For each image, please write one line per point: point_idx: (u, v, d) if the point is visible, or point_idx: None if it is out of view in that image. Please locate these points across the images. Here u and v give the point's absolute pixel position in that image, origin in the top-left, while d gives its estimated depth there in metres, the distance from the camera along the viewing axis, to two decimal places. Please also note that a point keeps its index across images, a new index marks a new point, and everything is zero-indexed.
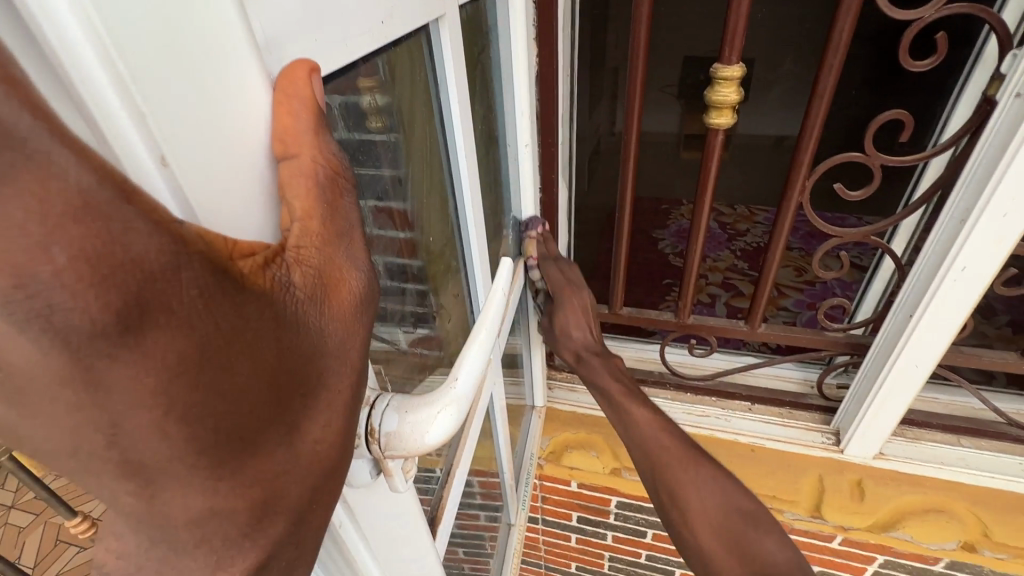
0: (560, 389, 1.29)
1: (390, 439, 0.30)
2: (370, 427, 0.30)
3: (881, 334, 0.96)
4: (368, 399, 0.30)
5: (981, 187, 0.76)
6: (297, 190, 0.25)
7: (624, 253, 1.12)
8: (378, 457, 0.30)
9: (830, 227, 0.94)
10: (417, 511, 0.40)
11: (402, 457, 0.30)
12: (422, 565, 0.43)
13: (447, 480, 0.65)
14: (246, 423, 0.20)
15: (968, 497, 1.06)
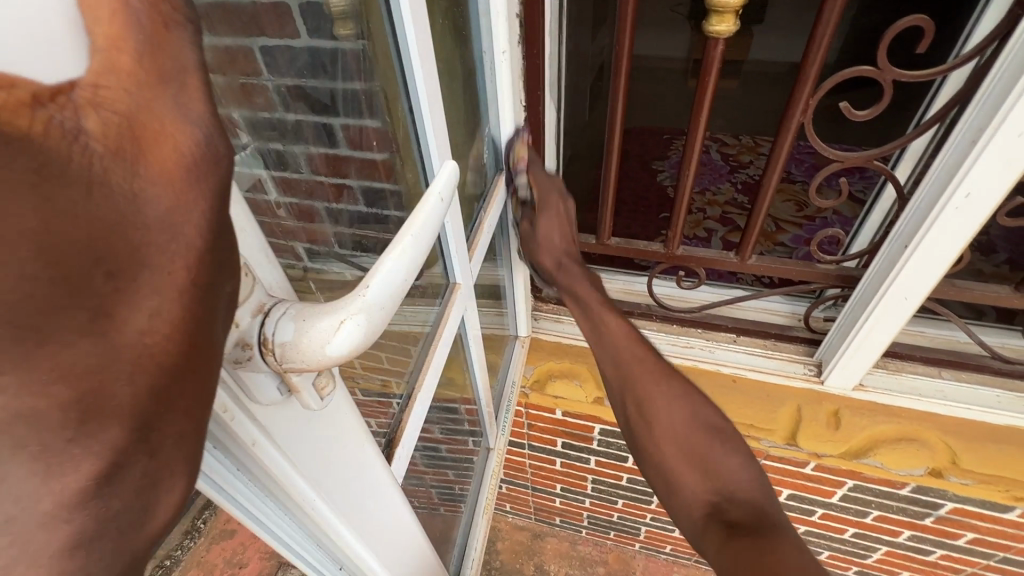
0: (546, 320, 1.28)
1: (287, 351, 0.26)
2: (264, 337, 0.26)
3: (874, 264, 0.92)
4: (260, 306, 0.27)
5: (1006, 94, 0.68)
6: (97, 13, 0.18)
7: (613, 180, 1.06)
8: (275, 369, 0.27)
9: (831, 151, 0.88)
10: (360, 432, 0.40)
11: (303, 370, 0.27)
12: (373, 481, 0.44)
13: (407, 404, 0.69)
14: (12, 305, 0.15)
15: (942, 427, 1.08)
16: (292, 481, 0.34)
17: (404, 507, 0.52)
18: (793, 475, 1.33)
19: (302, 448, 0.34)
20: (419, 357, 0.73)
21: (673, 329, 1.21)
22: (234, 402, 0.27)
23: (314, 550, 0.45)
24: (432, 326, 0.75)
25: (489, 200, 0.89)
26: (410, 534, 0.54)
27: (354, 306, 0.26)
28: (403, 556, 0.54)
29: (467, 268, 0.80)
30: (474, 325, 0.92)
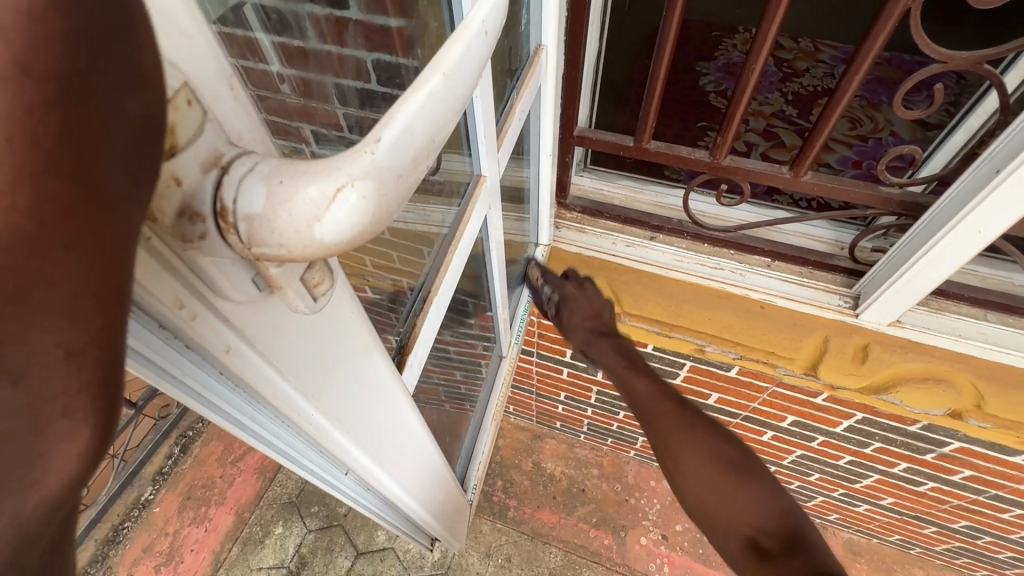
0: (567, 229, 1.20)
1: (253, 226, 0.20)
2: (222, 206, 0.20)
3: (954, 188, 0.81)
4: (219, 157, 0.20)
5: None
6: None
7: (663, 73, 0.91)
8: (241, 252, 0.21)
9: (934, 48, 0.73)
10: (370, 337, 0.37)
11: (277, 259, 0.21)
12: (386, 388, 0.42)
13: (421, 308, 0.65)
14: None
15: (974, 370, 1.03)
16: (283, 393, 0.31)
17: (416, 418, 0.50)
18: (801, 403, 1.33)
19: (282, 347, 0.29)
20: (437, 255, 0.68)
21: (704, 249, 1.13)
22: (195, 288, 0.22)
23: (317, 456, 0.42)
24: (449, 229, 0.69)
25: (523, 79, 0.76)
26: (417, 435, 0.52)
27: (356, 166, 0.19)
28: (411, 458, 0.53)
29: (492, 162, 0.70)
30: (495, 229, 0.85)
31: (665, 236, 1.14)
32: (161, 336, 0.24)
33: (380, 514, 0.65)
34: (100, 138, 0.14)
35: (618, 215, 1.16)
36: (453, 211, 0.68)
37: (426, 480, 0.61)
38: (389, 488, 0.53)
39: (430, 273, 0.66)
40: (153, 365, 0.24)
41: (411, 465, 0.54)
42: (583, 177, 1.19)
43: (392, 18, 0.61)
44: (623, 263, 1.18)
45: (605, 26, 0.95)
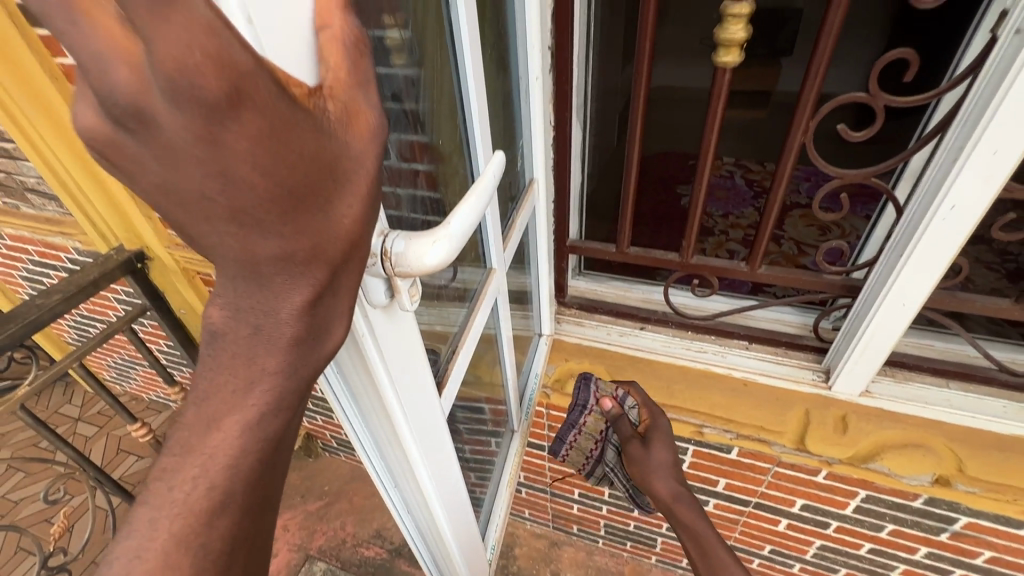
0: (568, 323, 1.39)
1: (399, 257, 0.44)
2: (385, 249, 0.44)
3: (877, 271, 0.99)
4: (383, 234, 0.45)
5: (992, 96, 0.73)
6: (331, 56, 0.33)
7: (632, 192, 1.16)
8: (390, 271, 0.45)
9: (830, 166, 0.97)
10: (425, 365, 0.61)
11: (408, 272, 0.44)
12: (431, 407, 0.65)
13: (452, 356, 0.82)
14: (297, 187, 0.31)
15: (948, 435, 1.12)
16: (385, 393, 0.55)
17: (448, 439, 0.72)
18: (805, 484, 1.37)
19: (387, 344, 0.51)
20: (463, 322, 0.87)
21: (688, 335, 1.30)
22: (367, 299, 0.45)
23: (382, 443, 0.62)
24: (463, 319, 0.87)
25: (521, 202, 1.00)
26: (443, 439, 0.71)
27: (442, 231, 0.43)
28: (441, 460, 0.72)
29: (501, 254, 0.92)
30: (506, 325, 1.06)
31: (652, 325, 1.32)
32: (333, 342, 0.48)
33: (413, 533, 0.80)
34: (375, 203, 0.36)
35: (611, 310, 1.35)
36: (460, 315, 0.86)
37: (451, 494, 0.77)
38: (425, 488, 0.70)
39: (458, 331, 0.85)
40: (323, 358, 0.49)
41: (442, 470, 0.72)
42: (579, 280, 1.41)
43: (420, 165, 0.72)
44: (618, 351, 1.33)
45: (585, 162, 1.25)
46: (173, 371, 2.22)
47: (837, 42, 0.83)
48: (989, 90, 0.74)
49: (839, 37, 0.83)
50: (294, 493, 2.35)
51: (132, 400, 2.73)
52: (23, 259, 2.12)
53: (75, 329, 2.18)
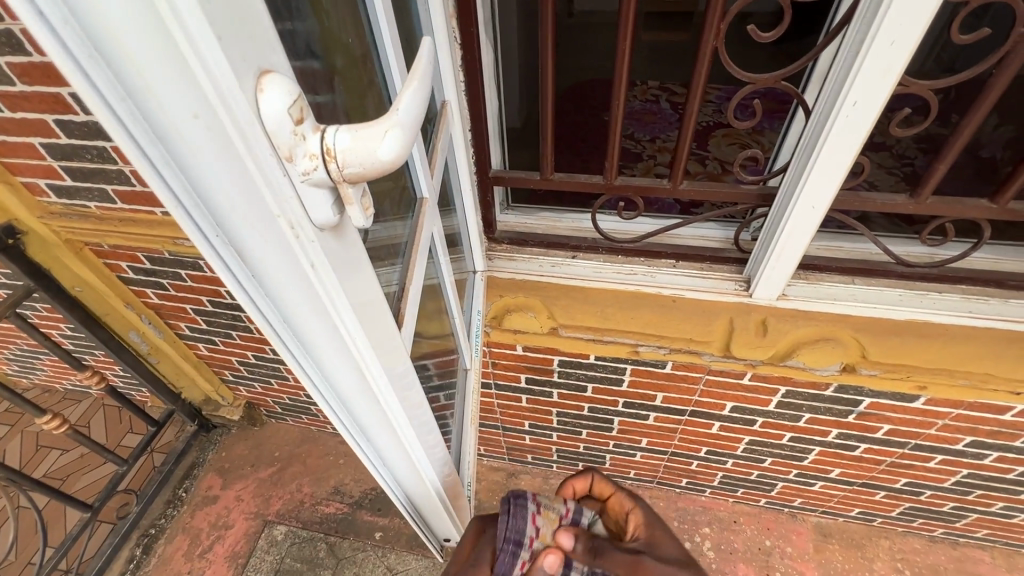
0: (500, 259, 1.36)
1: (344, 157, 0.38)
2: (327, 148, 0.37)
3: (789, 175, 1.01)
4: (321, 128, 0.38)
5: None
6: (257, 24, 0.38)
7: (552, 116, 1.11)
8: (336, 175, 0.38)
9: (741, 73, 0.95)
10: (378, 292, 0.57)
11: (358, 171, 0.38)
12: (390, 338, 0.62)
13: (402, 295, 0.76)
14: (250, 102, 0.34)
15: (853, 327, 1.22)
16: (338, 321, 0.50)
17: (409, 365, 0.71)
18: (733, 388, 1.47)
19: (339, 268, 0.47)
20: (404, 262, 0.80)
21: (620, 259, 1.31)
22: (300, 215, 0.40)
23: (346, 383, 0.60)
24: (404, 261, 0.80)
25: (438, 128, 0.93)
26: (406, 369, 0.70)
27: (391, 121, 0.37)
28: (407, 391, 0.72)
29: (429, 184, 0.85)
30: (446, 272, 1.02)
31: (583, 253, 1.32)
32: (243, 270, 0.43)
33: (385, 471, 0.83)
34: None
35: (542, 241, 1.33)
36: (396, 272, 0.76)
37: (420, 424, 0.79)
38: (395, 421, 0.70)
39: (403, 268, 0.78)
40: (244, 285, 0.44)
41: (409, 401, 0.72)
42: (507, 214, 1.36)
43: None
44: (552, 281, 1.33)
45: (501, 86, 1.17)
46: (82, 357, 2.03)
47: None
48: None
49: None
50: (243, 463, 2.28)
51: (44, 392, 2.49)
52: None
53: None
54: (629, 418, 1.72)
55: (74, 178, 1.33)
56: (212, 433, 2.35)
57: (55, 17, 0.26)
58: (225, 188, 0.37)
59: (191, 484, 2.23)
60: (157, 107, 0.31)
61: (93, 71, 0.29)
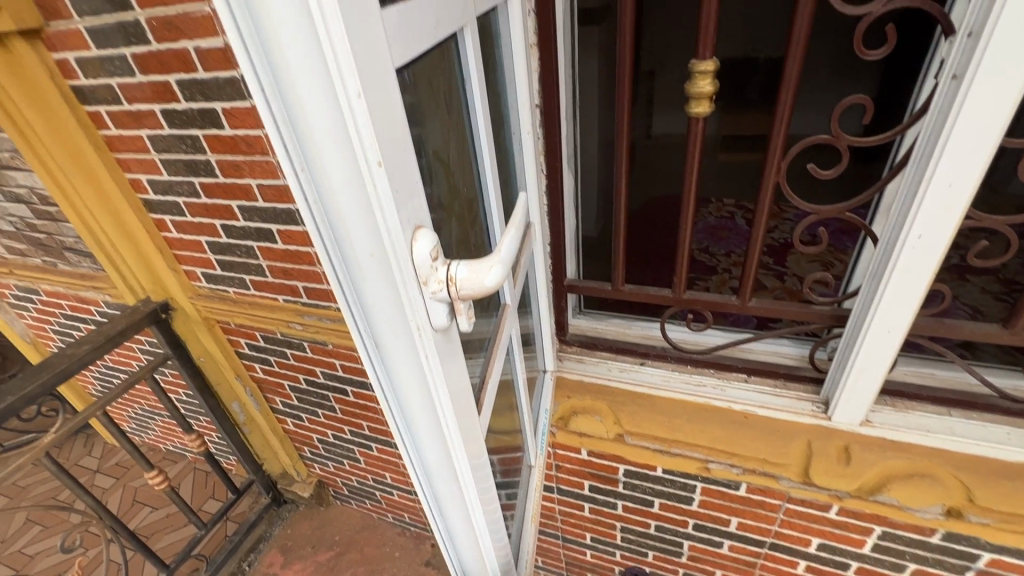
0: (569, 360, 1.43)
1: (461, 283, 0.52)
2: (451, 276, 0.52)
3: (861, 300, 1.02)
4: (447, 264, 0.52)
5: (940, 133, 0.80)
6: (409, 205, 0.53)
7: (623, 236, 1.23)
8: (454, 295, 0.52)
9: (804, 204, 1.03)
10: (468, 386, 0.67)
11: (471, 293, 0.52)
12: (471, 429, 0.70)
13: (482, 386, 0.85)
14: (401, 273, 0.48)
15: (952, 463, 1.11)
16: (440, 409, 0.60)
17: (484, 458, 0.77)
18: (818, 521, 1.34)
19: (444, 360, 0.57)
20: (485, 357, 0.89)
21: (688, 369, 1.33)
22: (425, 320, 0.52)
23: (435, 468, 0.67)
24: (484, 359, 0.88)
25: (522, 245, 1.08)
26: (484, 461, 0.77)
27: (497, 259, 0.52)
28: (482, 479, 0.77)
29: (510, 291, 0.97)
30: (519, 369, 1.10)
31: (652, 361, 1.36)
32: (376, 360, 0.54)
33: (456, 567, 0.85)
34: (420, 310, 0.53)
35: (612, 346, 1.40)
36: (478, 367, 0.85)
37: (491, 517, 0.83)
38: (470, 509, 0.74)
39: (484, 363, 0.87)
40: (376, 373, 0.55)
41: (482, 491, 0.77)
42: (580, 318, 1.46)
43: None
44: (620, 386, 1.37)
45: (579, 207, 1.33)
46: (191, 421, 2.28)
47: (798, 89, 0.91)
48: (937, 127, 0.81)
49: (801, 73, 0.90)
50: (304, 544, 2.33)
51: (151, 449, 2.78)
52: (55, 314, 2.24)
53: (99, 381, 2.27)
54: (700, 544, 1.60)
55: (223, 268, 1.63)
56: (282, 507, 2.45)
57: (309, 196, 0.42)
58: (379, 301, 0.49)
59: (255, 558, 2.29)
60: (350, 247, 0.45)
61: (319, 225, 0.44)
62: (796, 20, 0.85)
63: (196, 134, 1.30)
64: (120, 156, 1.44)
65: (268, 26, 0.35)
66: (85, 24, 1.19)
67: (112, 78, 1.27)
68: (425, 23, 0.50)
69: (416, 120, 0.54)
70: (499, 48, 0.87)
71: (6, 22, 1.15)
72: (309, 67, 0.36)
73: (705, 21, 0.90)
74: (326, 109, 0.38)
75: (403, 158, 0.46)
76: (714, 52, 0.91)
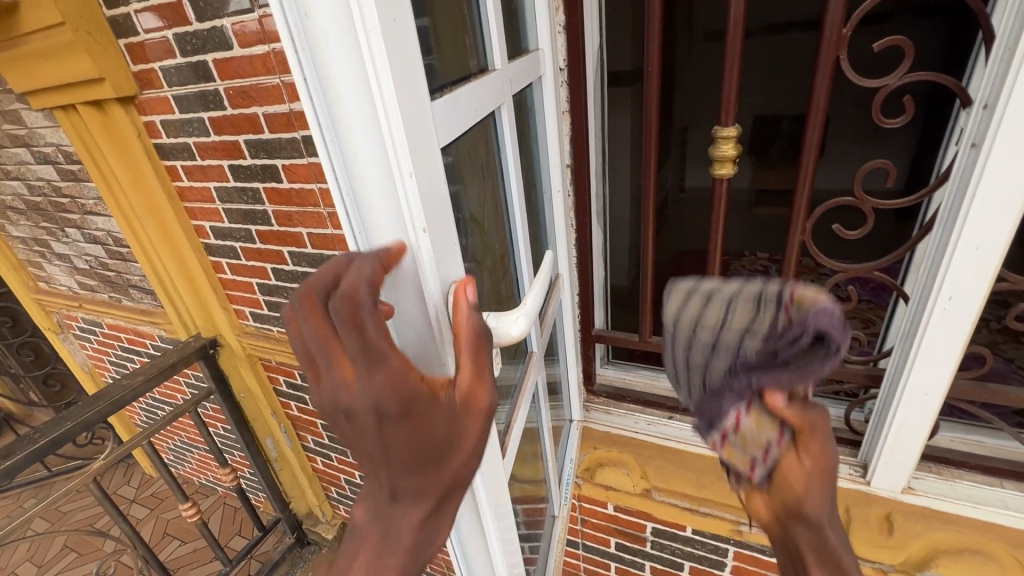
0: (596, 411, 1.43)
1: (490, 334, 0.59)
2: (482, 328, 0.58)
3: (893, 361, 1.01)
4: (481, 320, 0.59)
5: (963, 199, 0.81)
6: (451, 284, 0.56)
7: (651, 289, 1.25)
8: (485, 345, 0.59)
9: (831, 263, 1.04)
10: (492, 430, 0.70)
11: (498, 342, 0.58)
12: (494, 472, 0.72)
13: (506, 432, 0.87)
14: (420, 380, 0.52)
15: (1004, 539, 1.04)
16: None
17: (508, 503, 0.79)
18: None
19: None
20: (512, 401, 0.92)
21: None
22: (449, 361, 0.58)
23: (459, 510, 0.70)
24: (509, 404, 0.91)
25: (550, 297, 1.12)
26: (508, 506, 0.79)
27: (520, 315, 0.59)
28: (505, 524, 0.79)
29: (537, 339, 1.00)
30: (545, 418, 1.12)
31: (680, 415, 1.35)
32: None
33: None
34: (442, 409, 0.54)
35: (639, 398, 1.40)
36: (504, 411, 0.88)
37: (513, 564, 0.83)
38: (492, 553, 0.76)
39: (509, 409, 0.90)
40: None
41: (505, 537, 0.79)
42: (607, 368, 1.47)
43: None
44: (647, 439, 1.36)
45: (607, 260, 1.37)
46: (226, 455, 2.35)
47: (820, 152, 0.95)
48: (959, 193, 0.82)
49: (822, 138, 0.93)
50: None
51: (185, 482, 2.85)
52: (114, 346, 2.40)
53: (145, 412, 2.39)
54: None
55: (270, 308, 1.73)
56: (305, 549, 2.43)
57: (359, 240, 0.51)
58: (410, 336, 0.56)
59: None
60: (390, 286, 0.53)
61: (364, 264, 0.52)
62: (814, 90, 0.90)
63: (257, 187, 1.43)
64: (189, 204, 1.59)
65: (341, 114, 0.45)
66: (171, 92, 1.35)
67: (189, 138, 1.42)
68: (467, 108, 0.60)
69: (459, 182, 0.63)
70: (533, 119, 0.96)
71: (106, 90, 1.33)
72: (371, 147, 0.46)
73: (727, 92, 0.96)
74: (381, 179, 0.47)
75: (439, 214, 0.54)
76: (735, 119, 0.97)
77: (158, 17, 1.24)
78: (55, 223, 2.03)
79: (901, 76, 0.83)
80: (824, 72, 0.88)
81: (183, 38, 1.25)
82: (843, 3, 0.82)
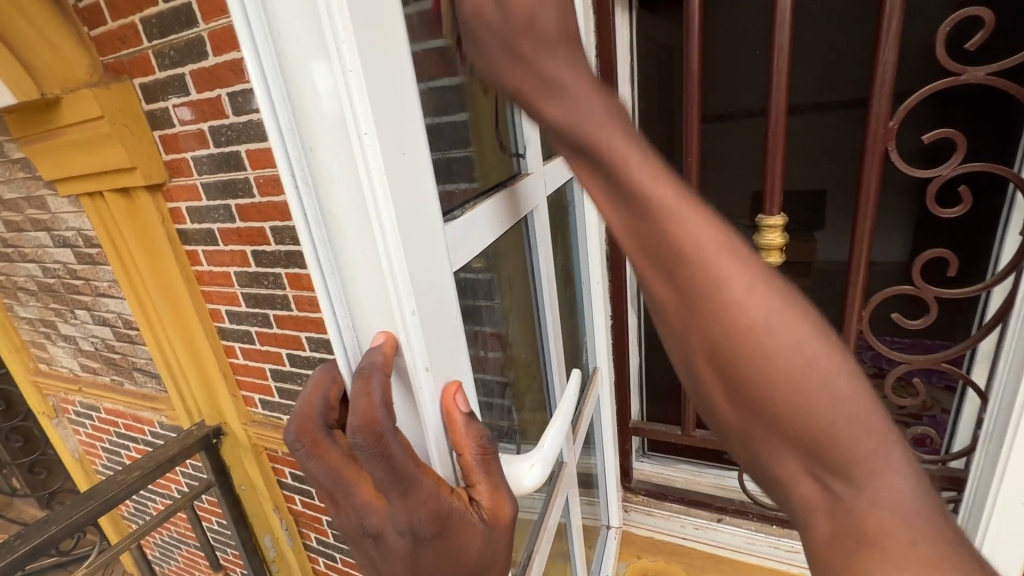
0: (636, 512, 1.31)
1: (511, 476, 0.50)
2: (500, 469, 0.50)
3: (979, 460, 0.94)
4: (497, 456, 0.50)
5: None
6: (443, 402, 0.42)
7: None
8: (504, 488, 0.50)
9: (894, 354, 0.97)
10: None
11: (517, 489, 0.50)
12: None
13: (527, 566, 0.73)
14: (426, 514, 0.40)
15: None
16: None
17: None
18: None
19: None
20: (540, 516, 0.80)
21: (774, 530, 1.19)
22: None
23: None
24: (538, 516, 0.79)
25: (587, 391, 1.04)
26: None
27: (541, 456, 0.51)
28: None
29: (570, 444, 0.89)
30: (574, 513, 0.97)
31: (731, 518, 1.22)
32: None
33: None
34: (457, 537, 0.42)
35: (682, 498, 1.27)
36: (540, 500, 0.79)
37: None
38: None
39: (532, 533, 0.76)
40: None
41: None
42: (644, 462, 1.35)
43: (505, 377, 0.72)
44: (692, 545, 1.26)
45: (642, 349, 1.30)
46: (218, 553, 2.15)
47: (873, 231, 0.91)
48: None
49: (874, 225, 0.91)
50: None
51: None
52: (109, 432, 2.27)
53: (134, 506, 2.21)
54: None
55: (281, 395, 1.64)
56: None
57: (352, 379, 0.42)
58: None
59: None
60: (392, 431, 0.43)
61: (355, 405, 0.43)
62: (863, 178, 0.89)
63: (279, 272, 1.40)
64: (205, 288, 1.55)
65: (339, 235, 0.37)
66: (200, 180, 1.35)
67: (213, 224, 1.41)
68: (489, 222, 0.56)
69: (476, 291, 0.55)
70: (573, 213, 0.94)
71: (136, 178, 1.34)
72: (369, 277, 0.37)
73: (771, 180, 0.95)
74: (381, 311, 0.39)
75: (454, 348, 0.44)
76: (781, 208, 0.95)
77: (193, 111, 1.26)
78: (64, 305, 1.98)
79: (957, 166, 0.81)
80: (872, 163, 0.87)
81: (217, 129, 1.26)
82: (888, 98, 0.82)
